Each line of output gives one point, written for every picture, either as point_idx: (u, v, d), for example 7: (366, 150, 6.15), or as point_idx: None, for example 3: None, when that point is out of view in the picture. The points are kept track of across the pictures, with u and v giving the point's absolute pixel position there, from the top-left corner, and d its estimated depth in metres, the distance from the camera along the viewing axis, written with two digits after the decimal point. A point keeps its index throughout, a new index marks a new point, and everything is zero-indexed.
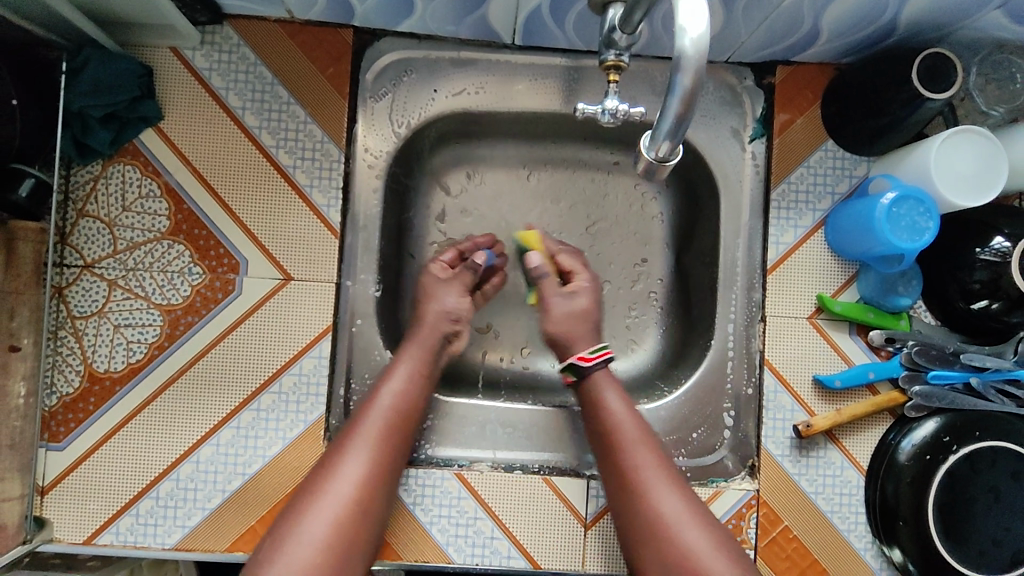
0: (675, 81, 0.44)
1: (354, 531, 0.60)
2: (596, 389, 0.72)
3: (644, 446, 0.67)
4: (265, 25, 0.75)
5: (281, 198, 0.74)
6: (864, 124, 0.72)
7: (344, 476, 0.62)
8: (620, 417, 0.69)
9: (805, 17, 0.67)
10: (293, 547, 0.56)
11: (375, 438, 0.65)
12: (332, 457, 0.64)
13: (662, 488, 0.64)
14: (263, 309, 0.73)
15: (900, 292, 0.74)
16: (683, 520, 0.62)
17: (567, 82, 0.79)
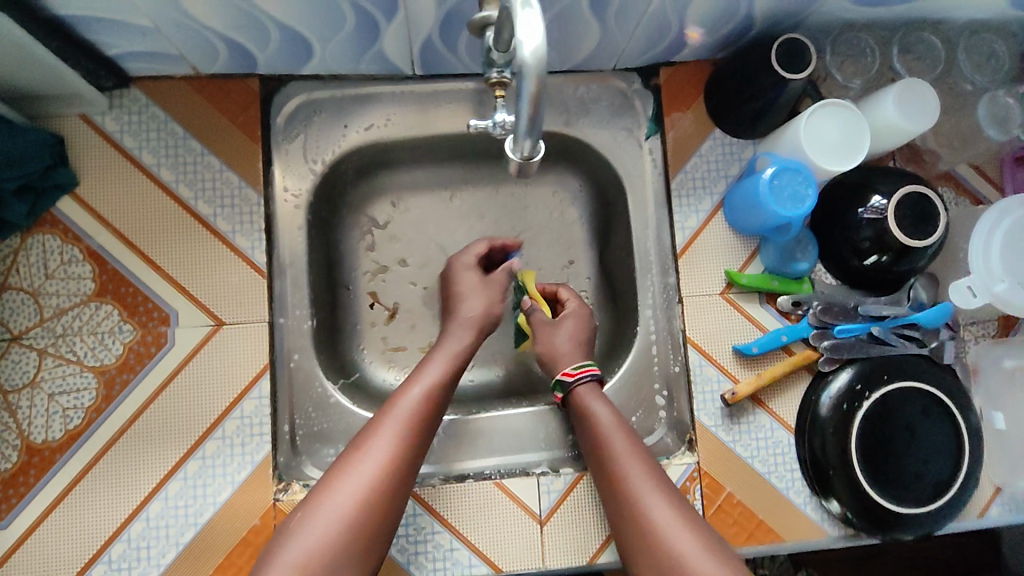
0: (522, 86, 0.42)
1: (374, 507, 0.63)
2: (581, 401, 0.75)
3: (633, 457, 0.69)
4: (171, 83, 0.77)
5: (204, 246, 0.76)
6: (744, 108, 0.79)
7: (353, 479, 0.63)
8: (606, 429, 0.72)
9: (672, 21, 0.73)
10: (316, 520, 0.61)
11: (408, 416, 0.68)
12: (367, 431, 0.67)
13: (652, 496, 0.66)
14: (199, 356, 0.74)
15: (798, 258, 0.80)
16: (675, 527, 0.64)
17: (471, 103, 0.84)
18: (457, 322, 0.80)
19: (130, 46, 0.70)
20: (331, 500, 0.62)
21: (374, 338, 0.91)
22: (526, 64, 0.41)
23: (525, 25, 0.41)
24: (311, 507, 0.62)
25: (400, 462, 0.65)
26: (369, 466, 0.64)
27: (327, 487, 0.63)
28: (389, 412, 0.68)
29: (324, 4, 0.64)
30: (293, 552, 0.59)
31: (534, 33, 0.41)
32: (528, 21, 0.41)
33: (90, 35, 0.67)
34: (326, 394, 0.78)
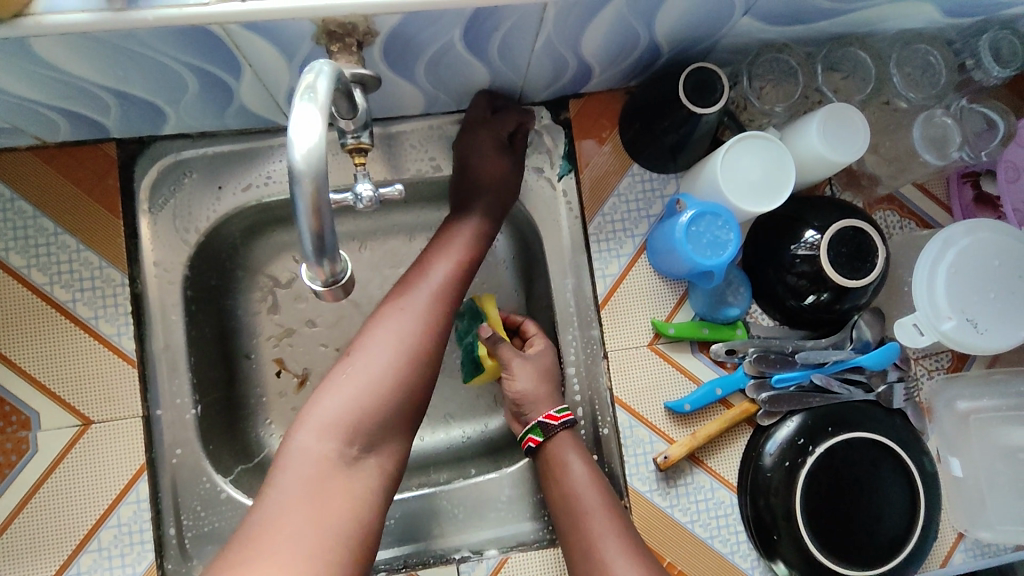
0: (296, 189, 0.37)
1: (385, 402, 0.57)
2: (554, 456, 0.69)
3: (607, 521, 0.64)
4: (17, 155, 0.69)
5: (63, 337, 0.68)
6: (660, 142, 0.71)
7: (377, 349, 0.59)
8: (579, 489, 0.66)
9: (566, 55, 0.65)
10: (317, 421, 0.55)
11: (416, 311, 0.62)
12: (369, 327, 0.61)
13: (623, 563, 0.60)
14: (67, 462, 0.66)
15: (729, 302, 0.73)
16: None
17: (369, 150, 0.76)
18: (479, 203, 0.72)
19: None
20: (347, 377, 0.57)
21: (282, 410, 0.83)
22: (297, 164, 0.36)
23: (300, 122, 0.36)
24: (322, 389, 0.57)
25: (418, 351, 0.60)
26: (384, 345, 0.59)
27: (345, 370, 0.58)
28: (392, 308, 0.62)
29: (153, 66, 0.56)
30: (296, 464, 0.53)
31: (308, 131, 0.36)
32: (302, 117, 0.36)
33: None
34: (216, 489, 0.71)
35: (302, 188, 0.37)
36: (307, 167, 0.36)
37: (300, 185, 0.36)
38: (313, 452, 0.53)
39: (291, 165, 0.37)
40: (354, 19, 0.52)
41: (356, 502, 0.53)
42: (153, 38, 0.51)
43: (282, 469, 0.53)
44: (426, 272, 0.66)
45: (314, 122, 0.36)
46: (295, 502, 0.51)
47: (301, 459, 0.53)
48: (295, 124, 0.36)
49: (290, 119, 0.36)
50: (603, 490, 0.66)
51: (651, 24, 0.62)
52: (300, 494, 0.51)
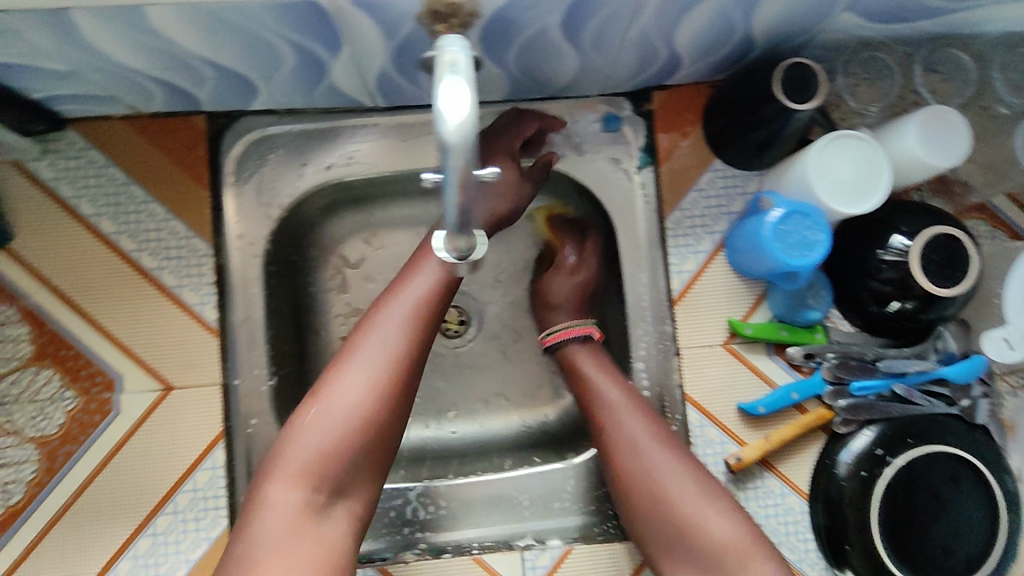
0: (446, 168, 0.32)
1: (350, 445, 0.56)
2: (569, 359, 0.73)
3: (636, 418, 0.66)
4: (111, 124, 0.71)
5: (149, 304, 0.69)
6: (746, 137, 0.70)
7: (338, 401, 0.57)
8: (607, 393, 0.68)
9: (659, 46, 0.64)
10: (285, 466, 0.55)
11: (388, 334, 0.59)
12: (342, 356, 0.59)
13: (672, 476, 0.62)
14: (147, 425, 0.68)
15: (809, 305, 0.71)
16: (703, 506, 0.61)
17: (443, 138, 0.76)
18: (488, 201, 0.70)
19: (56, 89, 0.63)
20: (310, 430, 0.56)
21: None
22: (451, 141, 0.31)
23: (449, 94, 0.31)
24: (293, 432, 0.56)
25: (383, 385, 0.58)
26: (351, 384, 0.57)
27: (309, 408, 0.57)
28: (360, 331, 0.61)
29: (254, 42, 0.56)
30: (269, 512, 0.53)
31: (460, 104, 0.31)
32: (451, 88, 0.31)
33: (6, 80, 0.60)
34: None
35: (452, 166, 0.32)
36: (460, 144, 0.31)
37: (452, 164, 0.31)
38: (282, 510, 0.53)
39: (440, 144, 0.32)
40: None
41: (331, 550, 0.53)
42: (263, 12, 0.51)
43: (253, 525, 0.53)
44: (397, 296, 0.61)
45: (464, 92, 0.31)
46: (269, 554, 0.51)
47: (272, 505, 0.53)
48: (444, 97, 0.31)
49: (437, 92, 0.31)
50: (629, 395, 0.68)
51: (753, 17, 0.60)
52: (277, 544, 0.52)
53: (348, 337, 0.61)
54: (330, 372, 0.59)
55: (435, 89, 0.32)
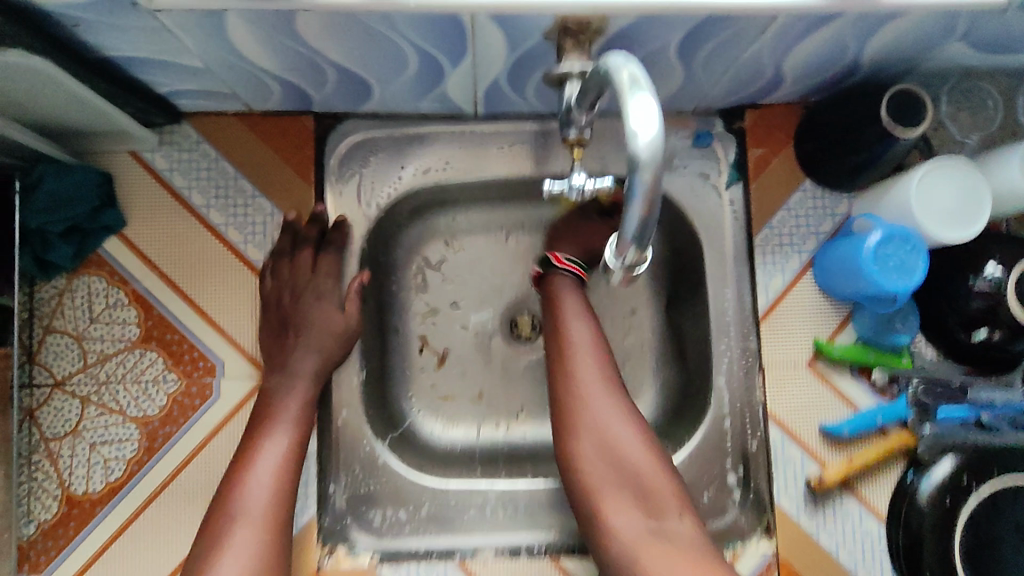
0: (635, 181, 0.34)
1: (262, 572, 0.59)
2: (552, 290, 0.73)
3: (592, 360, 0.68)
4: (224, 120, 0.74)
5: (252, 294, 0.72)
6: (840, 162, 0.71)
7: (229, 563, 0.58)
8: (574, 330, 0.69)
9: (766, 66, 0.65)
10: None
11: (277, 459, 0.64)
12: (233, 472, 0.63)
13: (617, 418, 0.65)
14: (244, 410, 0.71)
15: (897, 329, 0.72)
16: (644, 456, 0.64)
17: (523, 151, 0.78)
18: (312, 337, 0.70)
19: (182, 85, 0.66)
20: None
21: (422, 385, 0.85)
22: (644, 157, 0.33)
23: (639, 113, 0.34)
24: None
25: (275, 515, 0.62)
26: (246, 511, 0.61)
27: (236, 526, 0.60)
28: (258, 452, 0.64)
29: (383, 47, 0.59)
30: None
31: (651, 122, 0.33)
32: (641, 107, 0.34)
33: (140, 75, 0.63)
34: (375, 454, 0.74)
35: (641, 180, 0.34)
36: (651, 159, 0.34)
37: (643, 177, 0.34)
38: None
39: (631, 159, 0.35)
40: (593, 16, 0.53)
41: None
42: (405, 23, 0.53)
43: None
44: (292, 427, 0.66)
45: (653, 111, 0.34)
46: None
47: None
48: (635, 116, 0.34)
49: (629, 111, 0.34)
50: (595, 331, 0.70)
51: (865, 43, 0.61)
52: None
53: (232, 460, 0.65)
54: (223, 496, 0.62)
55: (623, 109, 0.35)
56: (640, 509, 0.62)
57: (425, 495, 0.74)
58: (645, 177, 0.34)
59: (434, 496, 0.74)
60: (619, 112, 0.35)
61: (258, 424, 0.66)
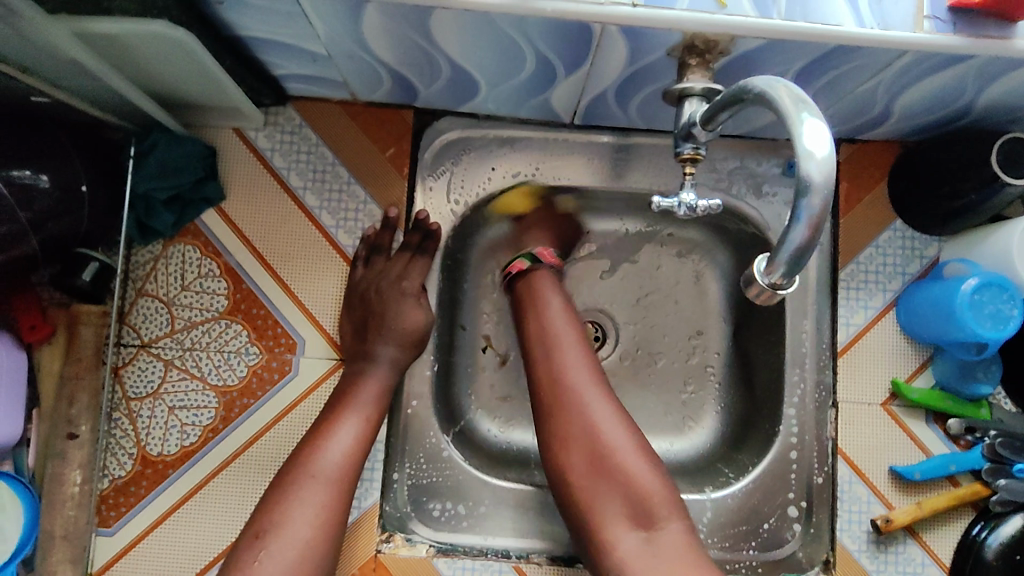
0: (801, 205, 0.36)
1: (330, 533, 0.59)
2: (531, 287, 0.74)
3: (578, 353, 0.68)
4: (327, 106, 0.76)
5: (339, 278, 0.74)
6: (936, 204, 0.70)
7: (296, 516, 0.58)
8: (558, 323, 0.70)
9: (877, 101, 0.65)
10: (290, 531, 0.57)
11: (357, 429, 0.64)
12: (313, 435, 0.63)
13: (599, 408, 0.64)
14: (320, 390, 0.72)
15: (979, 378, 0.71)
16: (625, 446, 0.62)
17: (612, 162, 0.78)
18: (388, 337, 0.71)
19: (298, 69, 0.68)
20: (269, 547, 0.56)
21: (483, 385, 0.84)
22: (814, 182, 0.35)
23: (810, 135, 0.36)
24: (273, 528, 0.57)
25: (347, 480, 0.62)
26: (319, 469, 0.61)
27: (306, 481, 0.60)
28: (342, 417, 0.65)
29: (506, 50, 0.60)
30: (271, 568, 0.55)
31: (823, 143, 0.36)
32: (812, 129, 0.36)
33: (263, 55, 0.65)
34: (439, 447, 0.75)
35: (807, 204, 0.36)
36: (820, 184, 0.36)
37: (812, 203, 0.35)
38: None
39: (796, 180, 0.36)
40: (721, 37, 0.53)
41: None
42: (535, 27, 0.54)
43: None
44: (370, 408, 0.66)
45: (823, 133, 0.36)
46: None
47: (284, 555, 0.56)
48: (807, 139, 0.36)
49: (801, 134, 0.36)
50: (579, 337, 0.69)
51: (983, 88, 0.61)
52: None
53: (312, 424, 0.65)
54: (297, 454, 0.62)
55: (791, 128, 0.37)
56: (629, 512, 0.60)
57: (485, 493, 0.75)
58: (813, 202, 0.36)
59: (493, 495, 0.75)
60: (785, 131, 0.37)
61: (342, 398, 0.67)
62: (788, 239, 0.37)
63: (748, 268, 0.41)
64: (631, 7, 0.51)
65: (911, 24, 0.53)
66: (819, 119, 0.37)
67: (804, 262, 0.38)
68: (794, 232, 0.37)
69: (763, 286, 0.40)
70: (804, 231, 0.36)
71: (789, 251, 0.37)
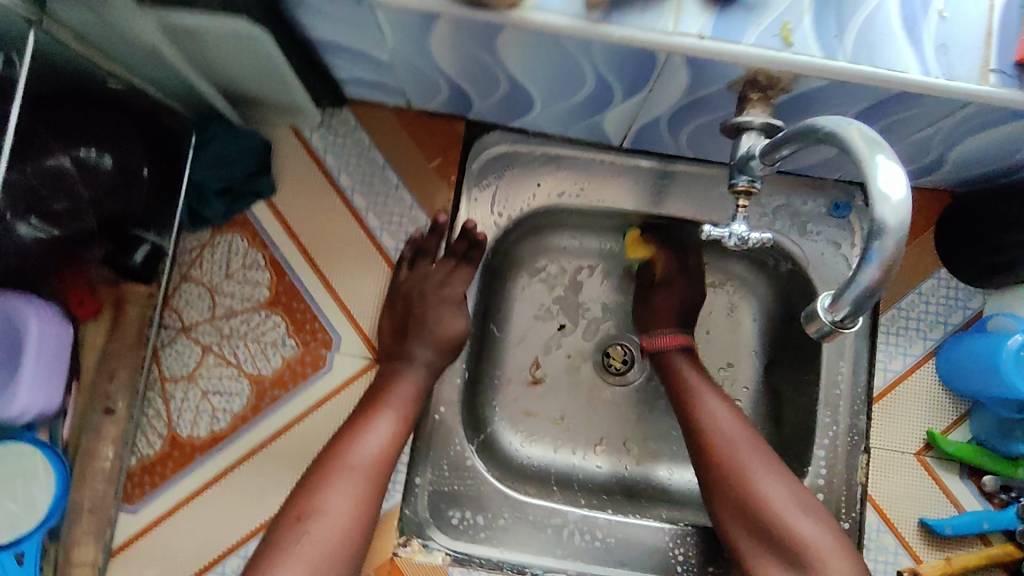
0: (873, 248, 0.36)
1: (365, 521, 0.60)
2: (666, 363, 0.76)
3: (739, 429, 0.67)
4: (381, 111, 0.77)
5: (379, 279, 0.75)
6: (983, 258, 0.69)
7: (335, 503, 0.59)
8: (720, 421, 0.68)
9: (932, 149, 0.65)
10: (327, 518, 0.58)
11: (394, 422, 0.65)
12: (352, 426, 0.65)
13: (716, 404, 0.69)
14: (350, 389, 0.73)
15: (1021, 437, 0.68)
16: (738, 435, 0.67)
17: (657, 188, 0.79)
18: (424, 340, 0.72)
19: (359, 74, 0.70)
20: (311, 531, 0.57)
21: (508, 399, 0.84)
22: (888, 225, 0.36)
23: (885, 177, 0.36)
24: (312, 513, 0.58)
25: (383, 471, 0.63)
26: (358, 458, 0.62)
27: (345, 468, 0.61)
28: (379, 410, 0.66)
29: (568, 71, 0.61)
30: (307, 552, 0.56)
31: (898, 187, 0.36)
32: (888, 172, 0.36)
33: (328, 58, 0.67)
34: (463, 456, 0.75)
35: (879, 247, 0.36)
36: (895, 228, 0.36)
37: (884, 246, 0.36)
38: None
39: (869, 222, 0.37)
40: (784, 74, 0.54)
41: None
42: (600, 50, 0.55)
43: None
44: (406, 402, 0.68)
45: (898, 174, 0.36)
46: None
47: (325, 537, 0.57)
48: (883, 180, 0.36)
49: (876, 175, 0.36)
50: (734, 416, 0.69)
51: None
52: None
53: (351, 414, 0.66)
54: (337, 441, 0.63)
55: (864, 168, 0.37)
56: (754, 494, 0.63)
57: (505, 506, 0.75)
58: (886, 245, 0.36)
59: (512, 509, 0.75)
60: (860, 171, 0.37)
61: (381, 390, 0.68)
62: (855, 280, 0.37)
63: (811, 304, 0.41)
64: (697, 37, 0.52)
65: (976, 76, 0.53)
66: (894, 160, 0.37)
67: (869, 303, 0.38)
68: (865, 273, 0.37)
69: (826, 323, 0.40)
70: (878, 271, 0.36)
71: (859, 290, 0.37)
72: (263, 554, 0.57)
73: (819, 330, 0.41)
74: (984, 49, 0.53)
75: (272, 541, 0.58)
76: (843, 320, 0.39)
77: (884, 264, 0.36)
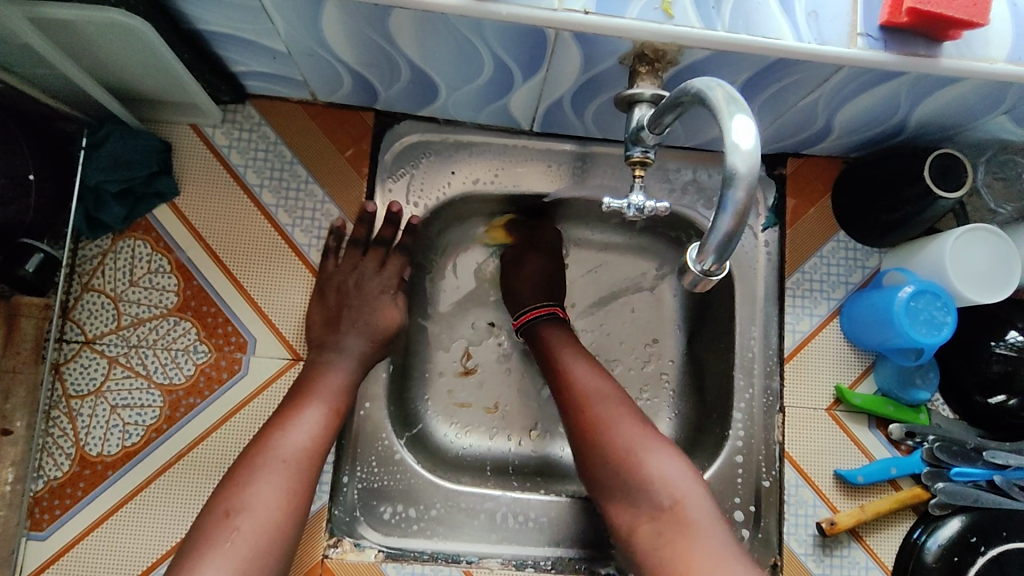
0: (726, 196, 0.38)
1: (296, 512, 0.59)
2: (538, 332, 0.76)
3: (618, 414, 0.65)
4: (285, 105, 0.76)
5: (293, 276, 0.73)
6: (876, 217, 0.73)
7: (263, 497, 0.57)
8: (585, 380, 0.68)
9: (819, 116, 0.68)
10: (253, 511, 0.57)
11: (323, 411, 0.64)
12: (278, 418, 0.63)
13: (574, 361, 0.70)
14: (269, 391, 0.71)
15: (917, 384, 0.74)
16: (590, 387, 0.68)
17: (570, 170, 0.80)
18: (345, 333, 0.70)
19: (257, 67, 0.68)
20: (241, 528, 0.56)
21: (439, 390, 0.83)
22: (739, 173, 0.38)
23: (737, 129, 0.38)
24: (240, 509, 0.56)
25: (313, 462, 0.62)
26: (285, 450, 0.60)
27: (271, 460, 0.60)
28: (308, 400, 0.64)
29: (464, 53, 0.61)
30: (234, 547, 0.55)
31: (749, 137, 0.38)
32: (740, 124, 0.38)
33: (221, 51, 0.65)
34: (392, 449, 0.74)
35: (733, 194, 0.38)
36: (745, 175, 0.38)
37: (736, 194, 0.38)
38: None
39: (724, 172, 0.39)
40: (668, 46, 0.56)
41: None
42: (490, 28, 0.55)
43: None
44: (335, 390, 0.66)
45: (749, 127, 0.38)
46: None
47: (255, 532, 0.56)
48: (734, 133, 0.38)
49: (728, 129, 0.38)
50: (603, 380, 0.69)
51: (913, 106, 0.64)
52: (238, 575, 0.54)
53: (278, 406, 0.65)
54: (263, 434, 0.62)
55: (722, 123, 0.39)
56: (618, 461, 0.63)
57: (437, 496, 0.74)
58: (738, 193, 0.38)
59: (444, 499, 0.74)
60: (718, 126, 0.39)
61: (309, 380, 0.67)
62: (714, 229, 0.39)
63: (684, 257, 0.44)
64: (584, 13, 0.53)
65: (845, 40, 0.56)
66: (747, 115, 0.39)
67: (730, 251, 0.40)
68: (720, 223, 0.39)
69: (696, 273, 0.42)
70: (731, 220, 0.38)
71: (716, 239, 0.39)
72: (189, 552, 0.55)
73: (691, 281, 0.43)
74: (851, 14, 0.56)
75: (197, 541, 0.56)
76: (711, 269, 0.42)
77: (736, 213, 0.38)
